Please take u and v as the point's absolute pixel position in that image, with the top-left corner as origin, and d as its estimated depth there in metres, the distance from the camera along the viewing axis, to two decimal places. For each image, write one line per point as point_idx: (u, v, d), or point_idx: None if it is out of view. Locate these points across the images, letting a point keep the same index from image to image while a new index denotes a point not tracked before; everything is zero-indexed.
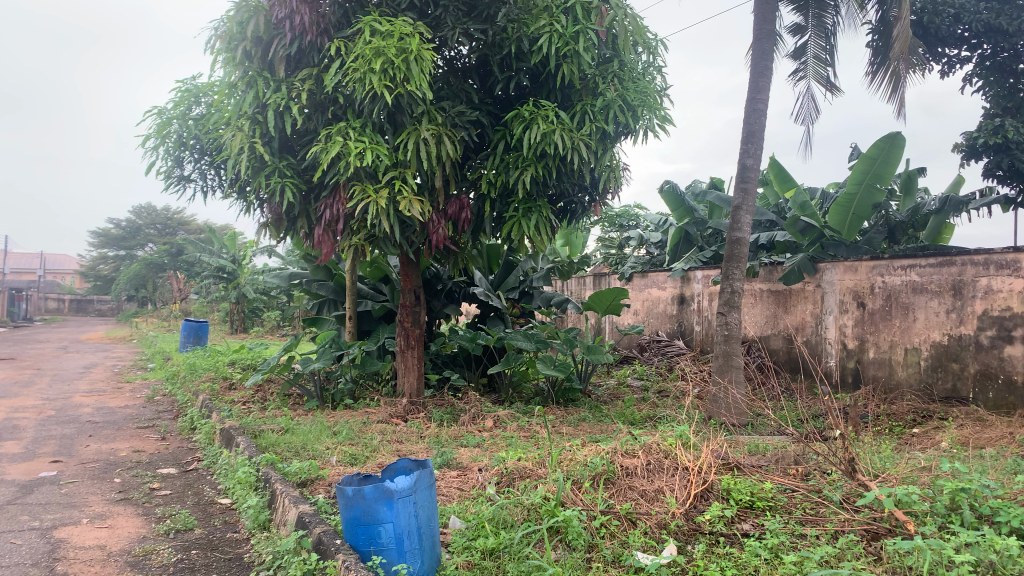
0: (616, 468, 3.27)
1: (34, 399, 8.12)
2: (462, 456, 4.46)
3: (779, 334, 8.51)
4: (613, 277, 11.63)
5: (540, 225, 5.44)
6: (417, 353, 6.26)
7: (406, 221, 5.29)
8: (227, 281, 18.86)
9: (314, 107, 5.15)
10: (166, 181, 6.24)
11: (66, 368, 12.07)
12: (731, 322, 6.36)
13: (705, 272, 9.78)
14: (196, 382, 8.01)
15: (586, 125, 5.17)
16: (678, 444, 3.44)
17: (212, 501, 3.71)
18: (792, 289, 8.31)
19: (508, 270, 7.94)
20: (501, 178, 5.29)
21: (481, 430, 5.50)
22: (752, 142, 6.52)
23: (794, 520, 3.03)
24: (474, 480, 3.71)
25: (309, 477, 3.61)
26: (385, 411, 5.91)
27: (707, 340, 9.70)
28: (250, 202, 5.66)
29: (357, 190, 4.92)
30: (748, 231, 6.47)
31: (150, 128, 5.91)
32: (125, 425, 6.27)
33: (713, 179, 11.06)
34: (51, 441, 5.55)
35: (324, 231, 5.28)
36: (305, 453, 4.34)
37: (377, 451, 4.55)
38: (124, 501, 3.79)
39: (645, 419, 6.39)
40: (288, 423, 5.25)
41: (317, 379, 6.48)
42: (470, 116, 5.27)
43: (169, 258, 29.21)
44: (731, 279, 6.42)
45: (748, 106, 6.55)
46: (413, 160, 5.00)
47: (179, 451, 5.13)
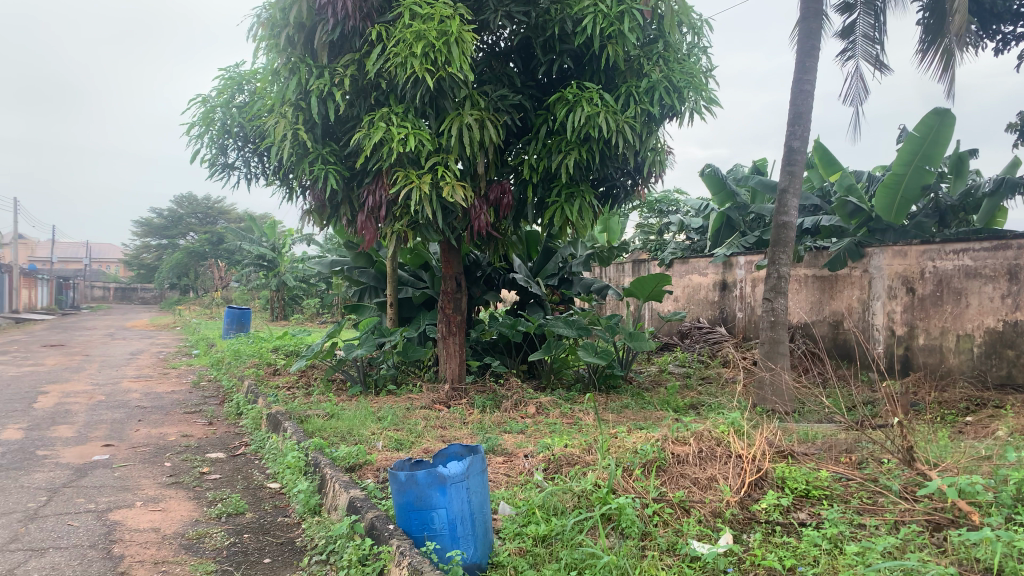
0: (668, 454, 3.21)
1: (85, 385, 8.30)
2: (508, 442, 4.44)
3: (824, 320, 8.34)
4: (653, 263, 11.51)
5: (583, 210, 5.37)
6: (459, 340, 6.25)
7: (448, 207, 5.27)
8: (267, 269, 19.11)
9: (357, 93, 5.14)
10: (211, 169, 6.28)
11: (113, 354, 12.34)
12: (778, 307, 6.25)
13: (748, 258, 9.64)
14: (241, 368, 8.11)
15: (631, 107, 5.09)
16: (731, 431, 3.37)
17: (261, 485, 3.74)
18: (838, 275, 8.13)
19: (548, 256, 7.87)
20: (544, 163, 5.24)
21: (524, 416, 5.48)
22: (799, 123, 6.36)
23: (851, 510, 2.95)
24: (521, 467, 3.68)
25: (356, 462, 3.61)
26: (427, 397, 5.90)
27: (751, 327, 9.55)
28: (294, 189, 5.69)
29: (400, 176, 4.89)
30: (795, 215, 6.33)
31: (195, 115, 5.95)
32: (173, 410, 6.37)
33: (756, 162, 10.85)
34: (102, 425, 5.65)
35: (367, 217, 5.30)
36: (351, 438, 4.35)
37: (422, 437, 4.55)
38: (175, 484, 3.84)
39: (689, 406, 6.31)
40: (333, 409, 5.28)
41: (360, 365, 6.50)
42: (513, 99, 5.22)
43: (210, 247, 29.70)
44: (778, 264, 6.31)
45: (795, 86, 6.39)
46: (455, 145, 4.96)
47: (227, 435, 5.19)
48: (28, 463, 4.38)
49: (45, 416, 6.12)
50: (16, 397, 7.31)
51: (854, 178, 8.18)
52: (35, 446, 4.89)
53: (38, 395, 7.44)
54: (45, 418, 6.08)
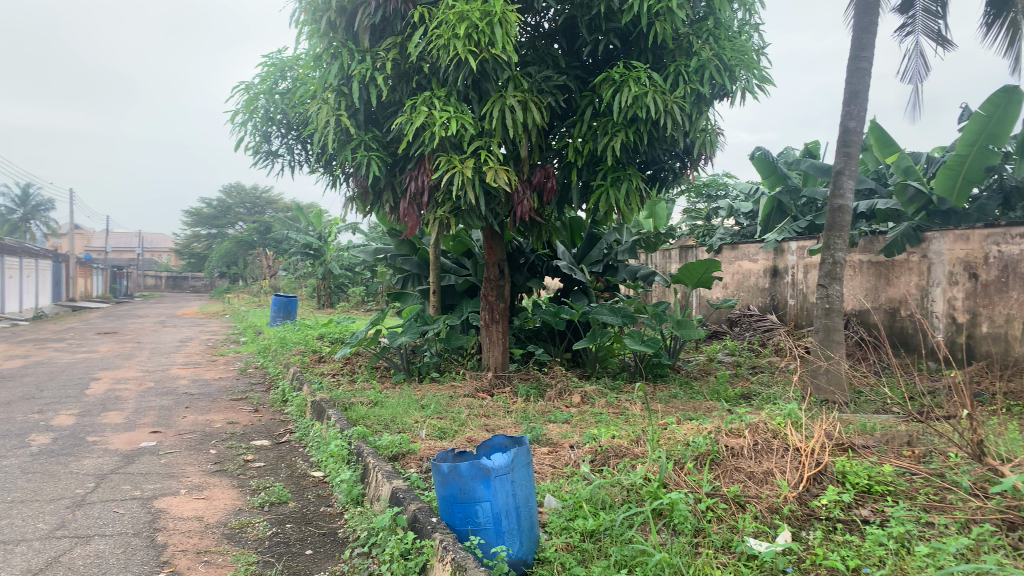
0: (721, 446, 3.08)
1: (136, 371, 8.43)
2: (553, 432, 4.34)
3: (880, 308, 8.06)
4: (701, 249, 11.27)
5: (629, 194, 5.21)
6: (502, 328, 6.17)
7: (491, 192, 5.18)
8: (314, 258, 19.29)
9: (398, 78, 5.06)
10: (254, 156, 6.28)
11: (164, 342, 12.57)
12: (833, 294, 6.04)
13: (800, 243, 9.36)
14: (286, 355, 8.16)
15: (680, 87, 4.92)
16: (787, 424, 3.22)
17: (304, 474, 3.70)
18: (895, 261, 7.84)
19: (593, 243, 7.76)
20: (589, 145, 5.12)
21: (569, 406, 5.38)
22: (855, 102, 6.11)
23: (917, 507, 2.78)
24: (567, 458, 3.58)
25: (399, 451, 3.55)
26: (471, 385, 5.84)
27: (802, 314, 9.29)
28: (336, 176, 5.66)
29: (442, 161, 4.80)
30: (850, 198, 6.10)
31: (239, 103, 5.95)
32: (219, 397, 6.42)
33: (808, 145, 10.53)
34: (151, 412, 5.71)
35: (410, 204, 5.24)
36: (394, 426, 4.30)
37: (466, 426, 4.48)
38: (220, 472, 3.83)
39: (739, 396, 6.14)
40: (376, 396, 5.25)
41: (403, 353, 6.46)
42: (557, 81, 5.09)
43: (258, 236, 30.13)
44: (832, 249, 6.09)
45: (851, 64, 6.14)
46: (498, 129, 4.86)
47: (272, 423, 5.19)
48: (77, 449, 4.42)
49: (96, 403, 6.21)
50: (69, 383, 7.45)
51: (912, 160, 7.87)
52: (85, 432, 4.95)
53: (90, 381, 7.57)
54: (96, 404, 6.17)
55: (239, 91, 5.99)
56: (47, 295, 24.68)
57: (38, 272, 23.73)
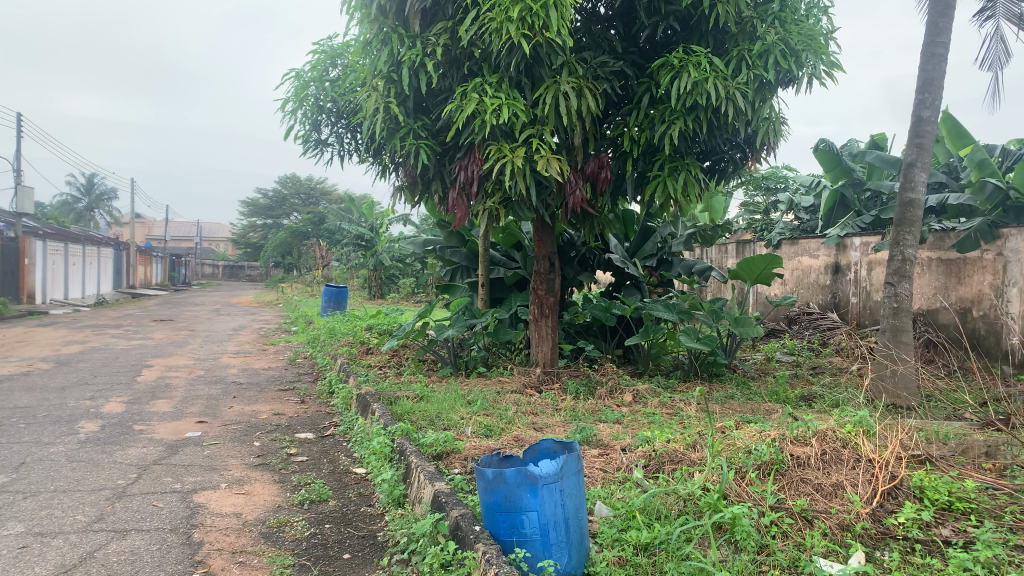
0: (786, 454, 2.87)
1: (187, 359, 8.50)
2: (604, 433, 4.16)
3: (950, 308, 7.65)
4: (758, 244, 10.93)
5: (687, 185, 5.00)
6: (552, 322, 6.00)
7: (542, 182, 5.01)
8: (365, 248, 19.37)
9: (449, 64, 4.92)
10: (304, 145, 6.22)
11: (217, 330, 12.71)
12: (902, 293, 5.70)
13: (863, 239, 8.97)
14: (335, 346, 8.13)
15: (743, 73, 4.68)
16: (859, 433, 2.99)
17: (346, 471, 3.60)
18: (967, 258, 7.43)
19: (646, 237, 7.53)
20: (645, 134, 4.91)
21: (620, 405, 5.19)
22: (930, 90, 5.76)
23: (1004, 527, 2.52)
24: (619, 462, 3.40)
25: (444, 450, 3.42)
26: (519, 381, 5.69)
27: (866, 313, 8.90)
28: (385, 165, 5.56)
29: (492, 150, 4.66)
30: (922, 191, 5.77)
31: (289, 91, 5.88)
32: (267, 387, 6.40)
33: (873, 137, 10.10)
34: (198, 401, 5.70)
35: (459, 194, 5.11)
36: (440, 423, 4.18)
37: (513, 424, 4.33)
38: (262, 466, 3.76)
39: (798, 399, 5.87)
40: (423, 391, 5.13)
41: (450, 346, 6.34)
42: (614, 66, 4.88)
43: (311, 227, 30.46)
44: (902, 245, 5.77)
45: (926, 50, 5.79)
46: (551, 117, 4.68)
47: (317, 415, 5.12)
48: (123, 437, 4.40)
49: (146, 390, 6.24)
50: (123, 370, 7.53)
51: (988, 153, 7.44)
52: (133, 420, 4.94)
53: (143, 368, 7.65)
54: (146, 391, 6.20)
55: (289, 78, 5.92)
56: (108, 282, 25.34)
57: (101, 260, 24.37)
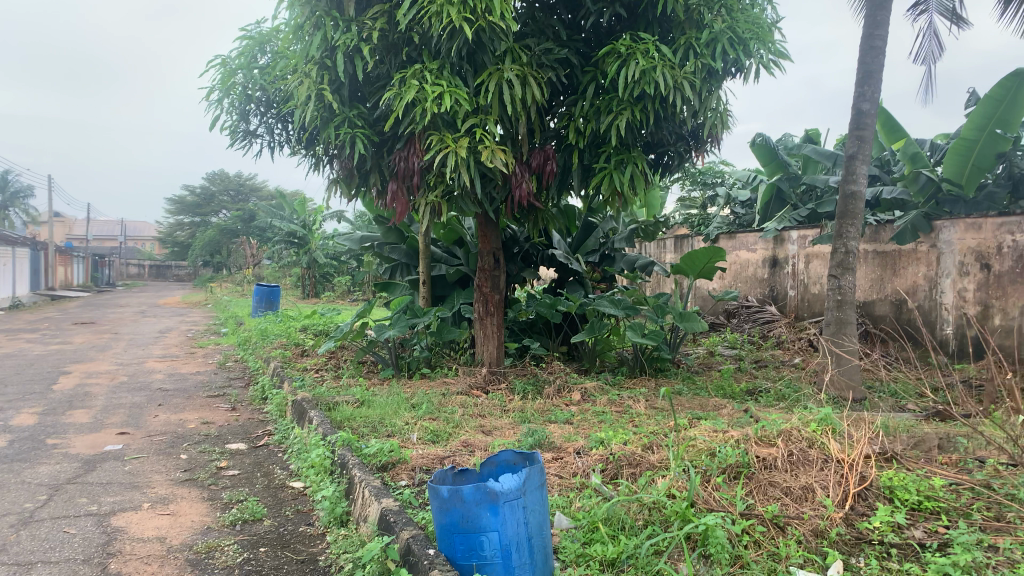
0: (751, 455, 2.74)
1: (109, 365, 8.00)
2: (555, 435, 3.98)
3: (886, 299, 7.75)
4: (697, 238, 10.95)
5: (634, 178, 4.88)
6: (497, 320, 5.81)
7: (486, 174, 4.81)
8: (298, 246, 18.87)
9: (386, 49, 4.68)
10: (232, 136, 5.87)
11: (141, 333, 12.12)
12: (846, 285, 5.69)
13: (801, 232, 9.05)
14: (268, 348, 7.77)
15: (691, 62, 4.57)
16: (824, 431, 2.88)
17: (282, 485, 3.34)
18: (902, 250, 7.53)
19: (588, 231, 7.41)
20: (591, 125, 4.76)
21: (569, 404, 5.03)
22: (869, 82, 5.77)
23: (974, 527, 2.40)
24: (575, 466, 3.22)
25: (389, 461, 3.19)
26: (464, 382, 5.48)
27: (804, 306, 8.98)
28: (319, 157, 5.29)
29: (434, 140, 4.44)
30: (864, 183, 5.77)
31: (214, 79, 5.53)
32: (196, 394, 6.03)
33: (808, 132, 10.22)
34: (120, 410, 5.32)
35: (399, 186, 4.88)
36: (382, 430, 3.94)
37: (461, 428, 4.12)
38: (189, 482, 3.46)
39: (745, 393, 5.82)
40: (363, 395, 4.88)
41: (391, 347, 6.09)
42: (558, 54, 4.70)
43: (242, 225, 29.56)
44: (845, 238, 5.75)
45: (865, 43, 5.79)
46: (495, 105, 4.49)
47: (251, 423, 4.82)
48: (34, 454, 4.03)
49: (63, 400, 5.80)
50: (37, 378, 7.03)
51: (920, 146, 7.56)
52: (46, 434, 4.55)
53: (60, 375, 7.16)
54: (62, 401, 5.76)
55: (214, 65, 5.57)
56: (24, 284, 24.07)
57: (16, 261, 23.11)
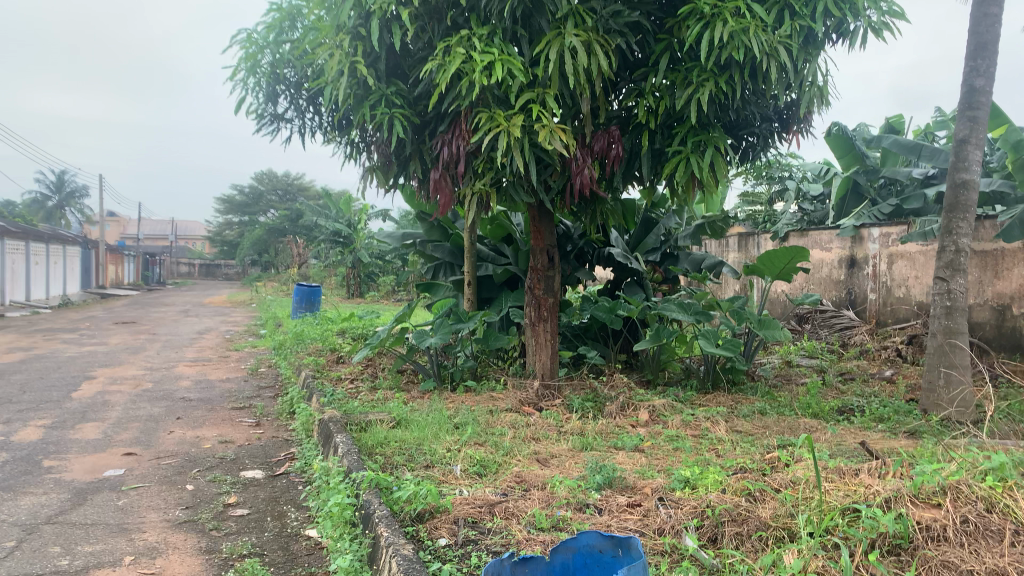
0: (910, 520, 2.05)
1: (136, 369, 7.52)
2: (627, 470, 3.30)
3: (985, 305, 6.86)
4: (764, 236, 10.12)
5: (714, 162, 4.17)
6: (550, 327, 5.14)
7: (542, 158, 4.17)
8: (343, 245, 18.53)
9: (428, 15, 4.06)
10: (259, 122, 5.31)
11: (179, 334, 11.76)
12: (956, 289, 4.82)
13: (882, 229, 8.19)
14: (303, 353, 7.22)
15: (787, 23, 3.86)
16: (1004, 487, 2.17)
17: (297, 534, 2.76)
18: (1006, 249, 6.63)
19: (648, 228, 6.68)
20: (665, 101, 4.09)
21: (636, 425, 4.36)
22: (984, 55, 4.85)
23: None
24: (661, 520, 2.54)
25: (426, 510, 2.55)
26: (514, 397, 4.82)
27: (886, 311, 8.14)
28: (354, 142, 4.71)
29: (482, 118, 3.80)
30: (977, 171, 4.89)
31: (238, 56, 4.97)
32: (219, 405, 5.49)
33: (889, 120, 9.34)
34: (134, 425, 4.79)
35: (442, 173, 4.26)
36: (420, 459, 3.31)
37: (512, 457, 3.48)
38: (188, 524, 2.87)
39: (834, 413, 5.08)
40: (399, 411, 4.25)
41: (433, 356, 5.46)
42: (629, 17, 4.01)
43: (289, 223, 29.29)
44: (954, 234, 4.89)
45: (977, 9, 4.86)
46: (556, 76, 3.83)
47: (273, 444, 4.24)
48: (22, 481, 3.48)
49: (76, 410, 5.31)
50: (58, 384, 6.57)
51: (1022, 137, 6.53)
52: (44, 454, 4.02)
53: (82, 381, 6.69)
54: (75, 412, 5.27)
55: (239, 41, 5.01)
56: (75, 282, 24.18)
57: (68, 259, 23.18)
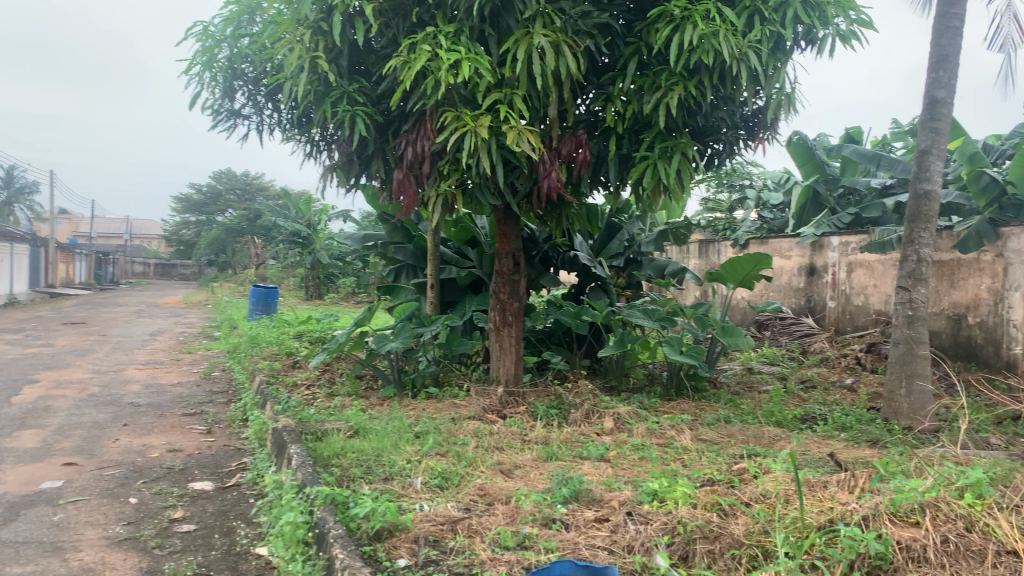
0: (891, 540, 1.99)
1: (83, 372, 7.23)
2: (592, 482, 3.20)
3: (943, 314, 6.92)
4: (726, 243, 10.15)
5: (683, 169, 4.11)
6: (515, 333, 5.04)
7: (509, 161, 4.06)
8: (302, 246, 18.22)
9: (392, 11, 3.93)
10: (214, 117, 5.13)
11: (130, 335, 11.39)
12: (918, 299, 4.82)
13: (842, 238, 8.25)
14: (258, 356, 7.01)
15: (757, 29, 3.81)
16: (982, 505, 2.15)
17: (247, 553, 2.61)
18: (962, 259, 6.68)
19: (612, 233, 6.61)
20: (633, 105, 4.02)
21: (600, 434, 4.28)
22: (945, 67, 4.86)
23: None
24: (630, 535, 2.44)
25: (385, 528, 2.42)
26: (477, 404, 4.70)
27: (846, 318, 8.20)
28: (314, 141, 4.56)
29: (448, 118, 3.68)
30: (939, 182, 4.90)
31: (193, 49, 4.78)
32: (169, 411, 5.27)
33: (848, 130, 9.44)
34: (76, 432, 4.56)
35: (406, 174, 4.13)
36: (378, 471, 3.18)
37: (475, 468, 3.36)
38: (130, 541, 2.70)
39: (798, 421, 5.05)
40: (357, 420, 4.10)
41: (393, 362, 5.31)
42: (598, 18, 3.92)
43: (247, 222, 28.76)
44: (917, 243, 4.89)
45: (939, 21, 4.86)
46: (523, 77, 3.73)
47: (224, 453, 4.07)
48: None
49: (15, 416, 5.04)
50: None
51: (977, 148, 6.58)
52: None
53: (24, 385, 6.39)
54: (14, 418, 5.01)
55: (194, 34, 4.82)
56: (23, 281, 23.43)
57: (16, 256, 22.42)
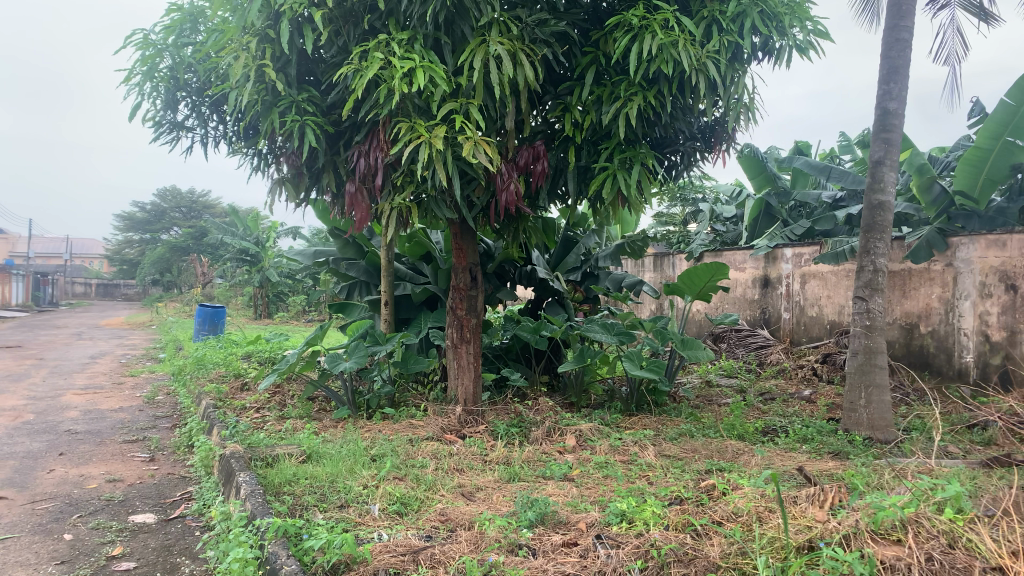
0: (874, 559, 1.92)
1: (17, 399, 6.87)
2: (557, 502, 3.09)
3: (895, 323, 6.99)
4: (680, 256, 10.19)
5: (642, 180, 4.04)
6: (473, 350, 4.90)
7: (466, 173, 3.95)
8: (250, 264, 17.84)
9: (343, 19, 3.80)
10: (156, 129, 4.92)
11: (69, 358, 10.93)
12: (874, 309, 4.82)
13: (795, 250, 8.33)
14: (206, 378, 6.74)
15: (715, 39, 3.78)
16: (963, 519, 2.09)
17: None
18: (913, 269, 6.76)
19: (568, 247, 6.53)
20: (591, 115, 3.95)
21: (563, 452, 4.17)
22: (895, 79, 4.90)
23: None
24: (601, 559, 2.33)
25: (341, 561, 2.28)
26: (435, 424, 4.55)
27: (801, 330, 8.26)
28: (261, 153, 4.39)
29: (402, 128, 3.55)
30: (892, 193, 4.93)
31: (132, 58, 4.58)
32: (110, 438, 5.00)
33: (797, 144, 9.57)
34: (7, 463, 4.28)
35: (358, 186, 3.99)
36: (333, 498, 3.02)
37: (435, 492, 3.22)
38: None
39: (759, 434, 5.02)
40: (310, 444, 3.92)
41: (347, 382, 5.12)
42: (555, 27, 3.85)
43: (193, 241, 28.07)
44: (872, 254, 4.91)
45: (889, 34, 4.92)
46: (480, 86, 3.63)
47: (169, 482, 3.85)
48: None
49: None
50: None
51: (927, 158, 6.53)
52: None
53: None
54: None
55: (133, 42, 4.62)
56: None
57: None
